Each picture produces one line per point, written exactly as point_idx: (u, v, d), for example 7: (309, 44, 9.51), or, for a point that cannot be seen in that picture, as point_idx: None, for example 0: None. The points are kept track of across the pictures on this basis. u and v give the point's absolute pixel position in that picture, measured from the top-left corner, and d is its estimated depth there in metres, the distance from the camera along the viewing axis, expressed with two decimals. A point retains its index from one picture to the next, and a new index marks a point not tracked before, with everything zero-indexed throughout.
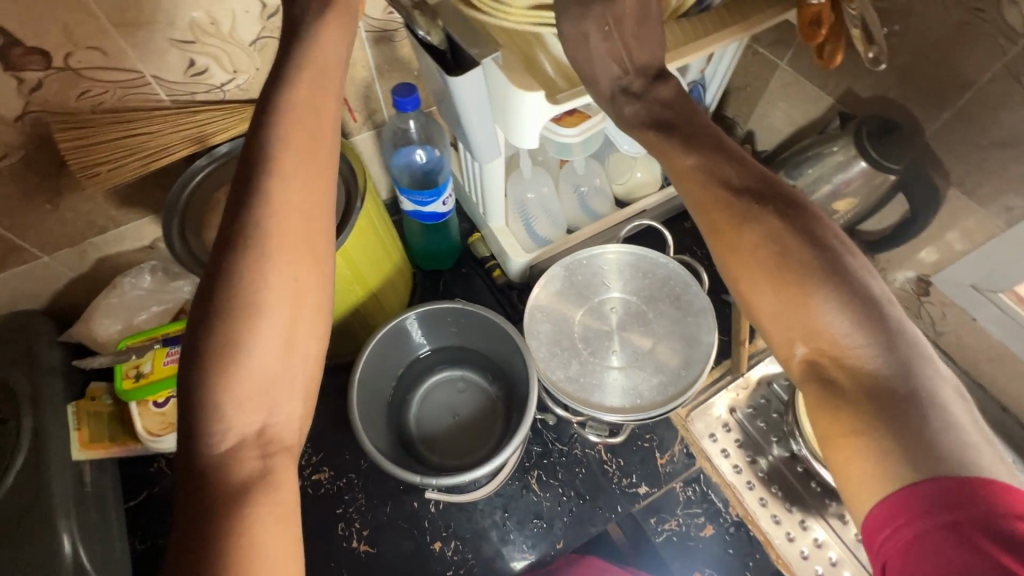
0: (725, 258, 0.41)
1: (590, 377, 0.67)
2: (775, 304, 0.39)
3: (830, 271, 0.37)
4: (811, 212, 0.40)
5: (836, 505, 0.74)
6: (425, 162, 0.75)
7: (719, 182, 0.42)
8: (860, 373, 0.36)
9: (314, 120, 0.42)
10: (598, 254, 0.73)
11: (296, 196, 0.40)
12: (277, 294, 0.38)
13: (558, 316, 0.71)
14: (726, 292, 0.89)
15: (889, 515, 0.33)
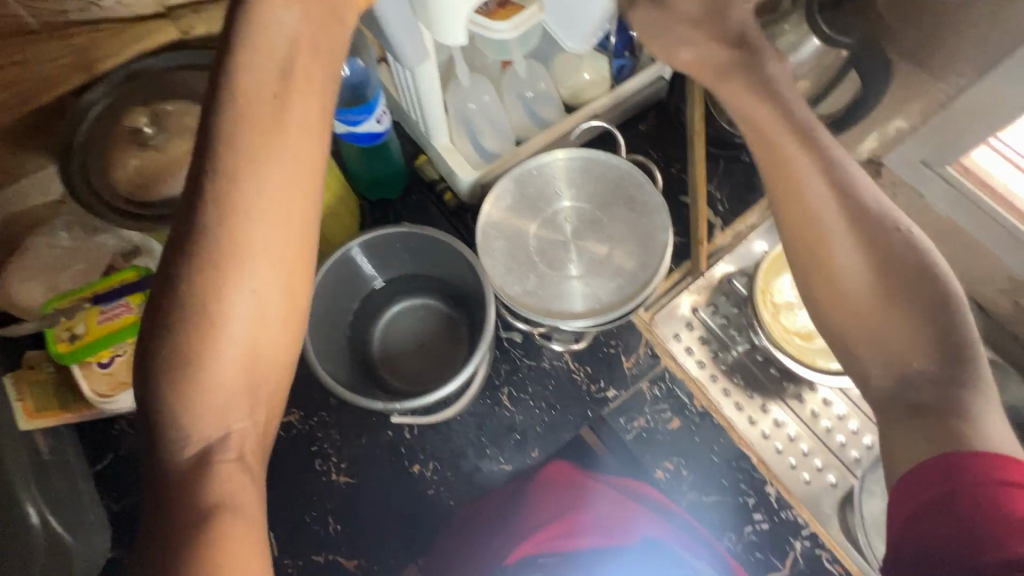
0: (822, 270, 0.49)
1: (553, 291, 0.66)
2: (861, 318, 0.48)
3: (905, 297, 0.46)
4: (912, 244, 0.47)
5: (793, 387, 0.79)
6: (350, 76, 0.68)
7: (835, 199, 0.48)
8: (923, 375, 0.46)
9: (273, 99, 0.37)
10: (545, 165, 0.69)
11: (269, 184, 0.37)
12: (240, 297, 0.36)
13: (512, 231, 0.69)
14: (683, 193, 0.88)
15: (926, 484, 0.43)
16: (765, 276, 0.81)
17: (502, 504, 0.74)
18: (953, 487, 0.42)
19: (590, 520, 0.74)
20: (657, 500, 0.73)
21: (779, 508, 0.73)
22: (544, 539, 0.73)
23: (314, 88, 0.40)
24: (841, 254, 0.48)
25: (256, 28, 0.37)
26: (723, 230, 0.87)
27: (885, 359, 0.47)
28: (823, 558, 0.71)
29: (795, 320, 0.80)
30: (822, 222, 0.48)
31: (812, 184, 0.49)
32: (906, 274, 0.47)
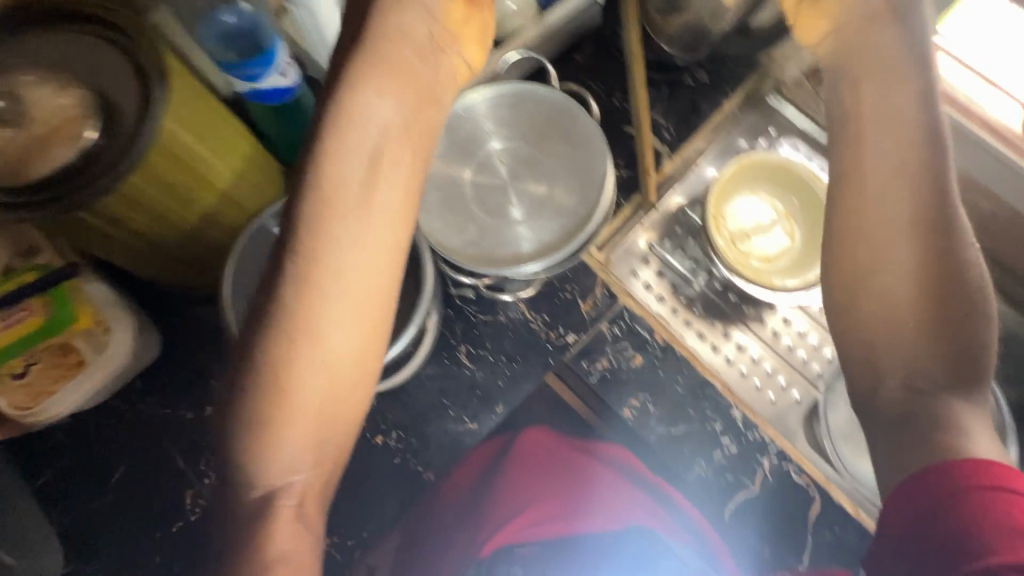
0: (853, 270, 0.52)
1: (496, 240, 0.62)
2: (882, 322, 0.49)
3: (940, 302, 0.47)
4: (968, 269, 0.47)
5: (752, 310, 0.80)
6: (239, 25, 0.60)
7: (898, 208, 0.49)
8: (924, 383, 0.47)
9: (357, 198, 0.48)
10: (473, 106, 0.64)
11: (344, 271, 0.47)
12: (316, 362, 0.47)
13: (445, 180, 0.64)
14: (627, 123, 0.85)
15: (939, 483, 0.43)
16: (719, 202, 0.81)
17: (486, 496, 0.75)
18: (958, 494, 0.42)
19: (575, 513, 0.75)
20: (645, 496, 0.74)
21: (746, 430, 0.73)
22: (524, 527, 0.74)
23: (393, 184, 0.50)
24: (887, 254, 0.49)
25: (340, 133, 0.47)
26: (671, 158, 0.85)
27: (898, 366, 0.48)
28: (791, 472, 0.72)
29: (750, 244, 0.81)
30: (883, 222, 0.50)
31: (887, 193, 0.50)
32: (947, 281, 0.47)
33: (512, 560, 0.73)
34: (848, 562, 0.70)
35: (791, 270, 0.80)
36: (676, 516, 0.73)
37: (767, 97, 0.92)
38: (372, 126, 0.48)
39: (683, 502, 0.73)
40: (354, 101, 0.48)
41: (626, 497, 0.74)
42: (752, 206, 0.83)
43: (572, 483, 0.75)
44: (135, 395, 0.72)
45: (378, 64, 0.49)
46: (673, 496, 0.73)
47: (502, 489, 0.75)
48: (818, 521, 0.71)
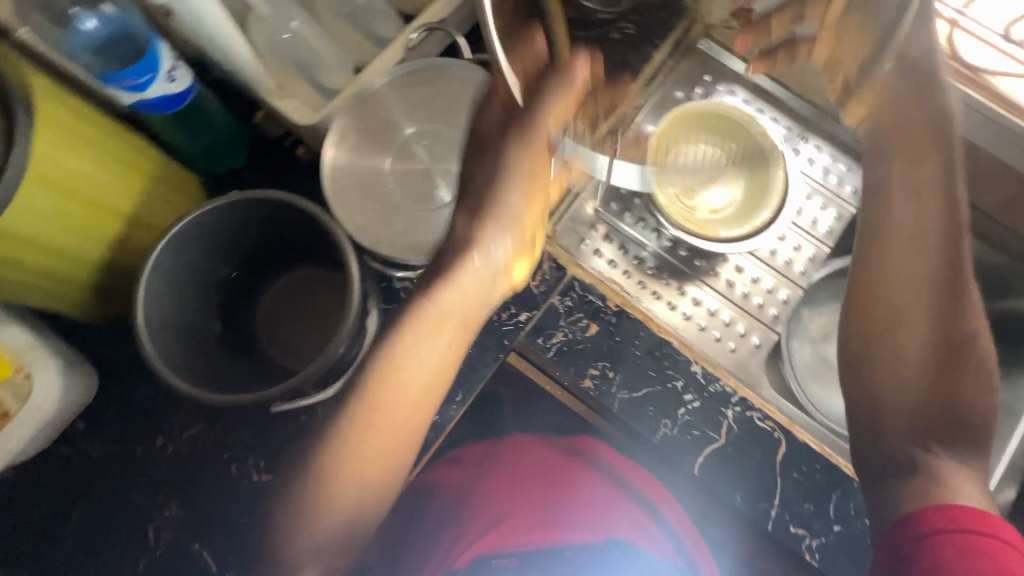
0: (871, 320, 0.56)
1: (426, 227, 0.60)
2: (896, 371, 0.54)
3: (956, 445, 0.52)
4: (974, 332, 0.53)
5: (703, 263, 0.81)
6: (106, 29, 0.56)
7: (928, 270, 0.53)
8: (931, 427, 0.53)
9: (462, 297, 0.51)
10: (377, 88, 0.60)
11: (411, 358, 0.50)
12: (367, 444, 0.49)
13: (365, 172, 0.61)
14: None
15: (911, 525, 0.50)
16: (659, 159, 0.82)
17: (470, 499, 0.77)
18: (938, 533, 0.48)
19: (555, 519, 0.76)
20: (626, 501, 0.76)
21: (707, 383, 0.73)
22: (505, 533, 0.75)
23: (483, 287, 0.52)
24: (909, 315, 0.54)
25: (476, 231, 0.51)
26: (606, 119, 0.83)
27: (907, 407, 0.54)
28: (755, 418, 0.72)
29: (695, 198, 0.81)
30: (913, 280, 0.54)
31: (916, 254, 0.54)
32: (972, 433, 0.52)
33: (488, 569, 0.74)
34: (819, 499, 0.70)
35: (737, 218, 0.80)
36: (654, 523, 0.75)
37: (696, 45, 0.91)
38: (508, 217, 0.51)
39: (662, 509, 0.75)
40: (499, 199, 0.50)
41: (606, 505, 0.77)
42: (694, 159, 0.83)
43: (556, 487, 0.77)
44: (78, 437, 0.68)
45: (513, 166, 0.50)
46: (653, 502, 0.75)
47: (484, 494, 0.77)
48: (785, 462, 0.71)
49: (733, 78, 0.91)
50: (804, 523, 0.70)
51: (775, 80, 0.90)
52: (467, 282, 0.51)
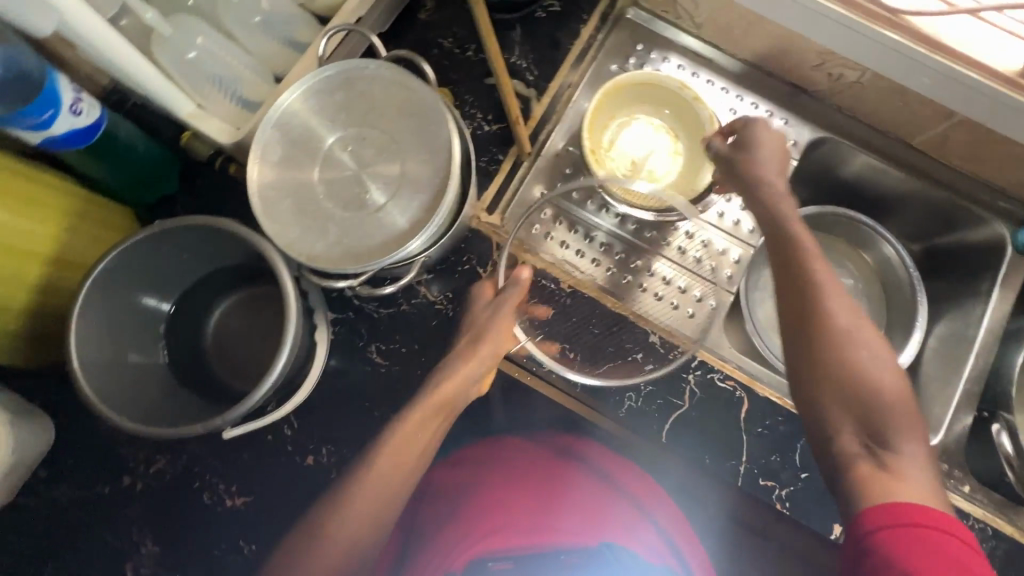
0: (800, 357, 0.54)
1: (360, 235, 0.59)
2: (841, 392, 0.51)
3: (895, 432, 0.50)
4: (872, 362, 0.51)
5: (652, 233, 0.82)
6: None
7: (797, 314, 0.54)
8: (888, 449, 0.50)
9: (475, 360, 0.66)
10: (295, 98, 0.60)
11: (424, 410, 0.62)
12: (364, 492, 0.56)
13: (295, 184, 0.60)
14: (488, 76, 0.82)
15: (870, 520, 0.47)
16: (599, 135, 0.82)
17: (457, 504, 0.69)
18: (894, 526, 0.46)
19: (553, 517, 0.68)
20: (620, 498, 0.69)
21: (666, 351, 0.75)
22: (498, 534, 0.66)
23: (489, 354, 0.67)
24: (836, 331, 0.52)
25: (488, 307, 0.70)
26: (540, 101, 0.83)
27: (856, 419, 0.51)
28: (716, 379, 0.74)
29: (639, 168, 0.83)
30: (797, 324, 0.54)
31: (800, 312, 0.54)
32: (911, 420, 0.51)
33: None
34: (783, 449, 0.73)
35: (680, 184, 0.82)
36: (647, 521, 0.68)
37: (625, 15, 0.90)
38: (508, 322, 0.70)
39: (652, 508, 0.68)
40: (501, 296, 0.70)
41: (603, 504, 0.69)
42: (638, 134, 0.84)
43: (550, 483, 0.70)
44: (42, 485, 0.68)
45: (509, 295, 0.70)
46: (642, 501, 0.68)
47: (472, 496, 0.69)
48: (748, 418, 0.73)
49: (664, 44, 0.91)
50: (772, 474, 0.72)
51: (706, 41, 0.90)
52: (463, 364, 0.65)
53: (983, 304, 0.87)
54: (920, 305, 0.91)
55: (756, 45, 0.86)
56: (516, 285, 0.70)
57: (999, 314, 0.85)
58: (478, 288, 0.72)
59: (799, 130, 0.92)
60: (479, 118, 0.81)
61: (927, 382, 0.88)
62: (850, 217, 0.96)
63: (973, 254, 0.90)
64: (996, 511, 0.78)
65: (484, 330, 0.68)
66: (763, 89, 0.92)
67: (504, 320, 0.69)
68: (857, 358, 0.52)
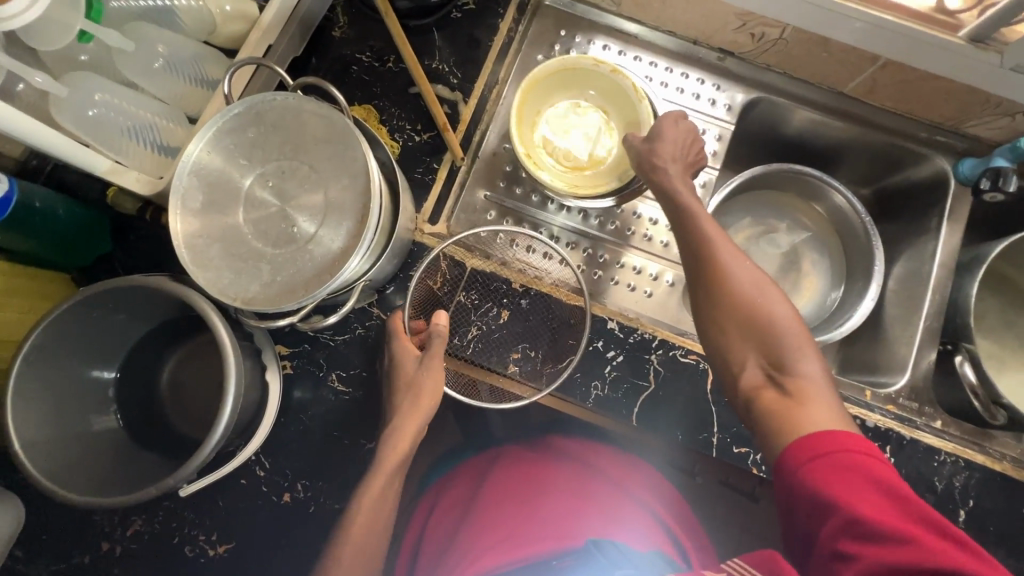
0: (706, 308, 0.60)
1: (293, 270, 0.58)
2: (742, 331, 0.57)
3: (789, 354, 0.55)
4: (770, 301, 0.57)
5: (597, 218, 0.83)
6: None
7: (700, 270, 0.60)
8: (794, 376, 0.54)
9: (413, 405, 0.66)
10: (203, 143, 0.59)
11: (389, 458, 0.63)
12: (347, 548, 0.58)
13: (222, 229, 0.59)
14: (411, 85, 0.81)
15: (790, 454, 0.49)
16: (532, 133, 0.82)
17: (446, 531, 0.69)
18: (813, 456, 0.48)
19: (541, 522, 0.66)
20: (609, 491, 0.72)
21: (627, 336, 0.75)
22: (489, 553, 0.63)
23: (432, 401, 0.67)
24: (732, 278, 0.58)
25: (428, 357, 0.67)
26: (467, 103, 0.82)
27: (758, 353, 0.56)
28: (678, 355, 0.75)
29: (578, 156, 0.83)
30: (700, 280, 0.60)
31: (699, 269, 0.60)
32: (802, 344, 0.55)
33: None
34: None
35: (622, 165, 0.82)
36: (628, 508, 0.70)
37: (542, 3, 0.89)
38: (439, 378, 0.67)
39: (637, 496, 0.71)
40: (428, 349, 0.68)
41: (593, 504, 0.70)
42: (575, 122, 0.84)
43: (536, 488, 0.71)
44: (20, 565, 0.67)
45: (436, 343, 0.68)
46: (631, 494, 0.71)
47: (465, 518, 0.69)
48: (714, 389, 0.74)
49: (586, 25, 0.90)
50: (745, 441, 0.73)
51: (627, 18, 0.89)
52: (408, 411, 0.65)
53: (934, 240, 0.87)
54: (876, 251, 0.90)
55: (675, 15, 0.85)
56: (438, 339, 0.67)
57: (950, 247, 0.85)
58: (400, 347, 0.69)
59: (733, 93, 0.91)
60: (408, 129, 0.79)
61: (891, 324, 0.89)
62: (798, 171, 0.94)
63: (920, 191, 0.91)
64: (969, 442, 0.80)
65: (417, 381, 0.67)
66: (692, 59, 0.91)
67: (435, 382, 0.67)
68: (758, 298, 0.57)
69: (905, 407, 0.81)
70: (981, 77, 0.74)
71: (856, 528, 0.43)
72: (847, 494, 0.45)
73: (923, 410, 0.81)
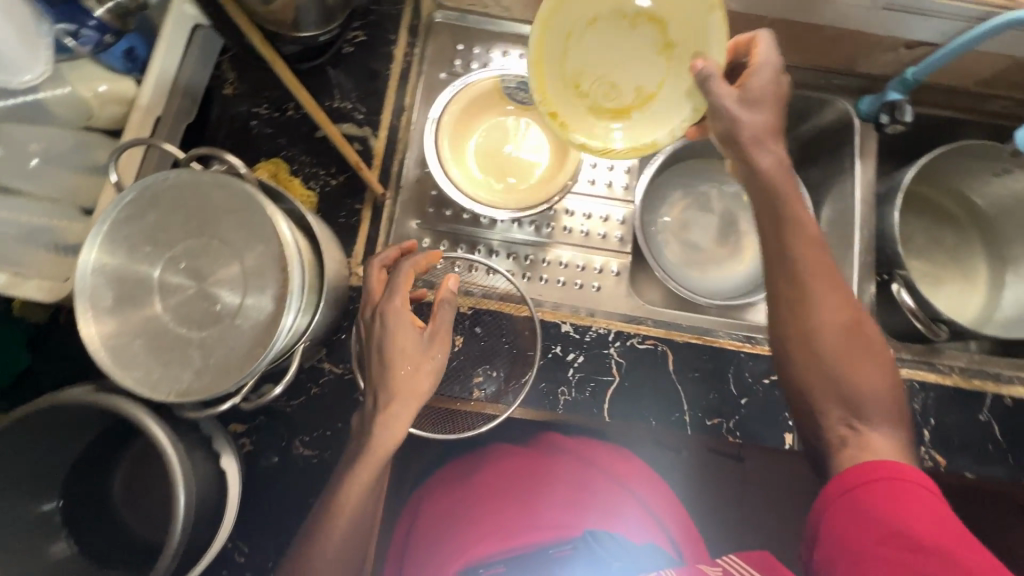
0: (794, 343, 0.57)
1: (223, 349, 0.55)
2: (827, 376, 0.55)
3: (876, 408, 0.53)
4: (869, 357, 0.55)
5: (531, 224, 0.84)
6: None
7: (792, 305, 0.57)
8: (875, 430, 0.52)
9: (417, 370, 0.57)
10: (101, 240, 0.56)
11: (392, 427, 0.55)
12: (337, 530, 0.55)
13: (140, 323, 0.56)
14: (317, 130, 0.79)
15: (856, 472, 0.49)
16: (558, 76, 0.69)
17: (430, 526, 0.65)
18: (879, 477, 0.47)
19: (539, 512, 0.64)
20: (607, 483, 0.69)
21: (582, 335, 0.75)
22: (485, 538, 0.61)
23: (437, 369, 0.58)
24: (831, 323, 0.55)
25: (434, 328, 0.59)
26: (378, 135, 0.81)
27: (840, 401, 0.54)
28: (635, 342, 0.76)
29: (622, 91, 0.70)
30: (796, 316, 0.56)
31: (797, 304, 0.56)
32: (889, 402, 0.54)
33: None
34: (718, 385, 0.76)
35: (682, 96, 0.67)
36: (629, 495, 0.68)
37: (433, 20, 0.88)
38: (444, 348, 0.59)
39: (633, 490, 0.68)
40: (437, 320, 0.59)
41: (590, 491, 0.67)
42: (608, 55, 0.69)
43: (533, 480, 0.68)
44: None
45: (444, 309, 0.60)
46: (624, 489, 0.68)
47: (457, 511, 0.65)
48: (676, 367, 0.76)
49: (482, 35, 0.89)
50: (715, 411, 0.75)
51: (519, 21, 0.89)
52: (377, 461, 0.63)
53: (851, 177, 0.90)
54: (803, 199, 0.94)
55: None
56: (445, 311, 0.59)
57: (868, 181, 0.89)
58: (398, 320, 0.56)
59: None
60: (322, 175, 0.77)
61: None
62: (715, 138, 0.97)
63: (830, 133, 0.94)
64: (922, 361, 0.83)
65: (418, 356, 0.57)
66: None
67: (438, 363, 0.58)
68: (859, 351, 0.55)
69: None
70: (856, 18, 0.77)
71: (891, 537, 0.44)
72: (900, 512, 0.45)
73: None
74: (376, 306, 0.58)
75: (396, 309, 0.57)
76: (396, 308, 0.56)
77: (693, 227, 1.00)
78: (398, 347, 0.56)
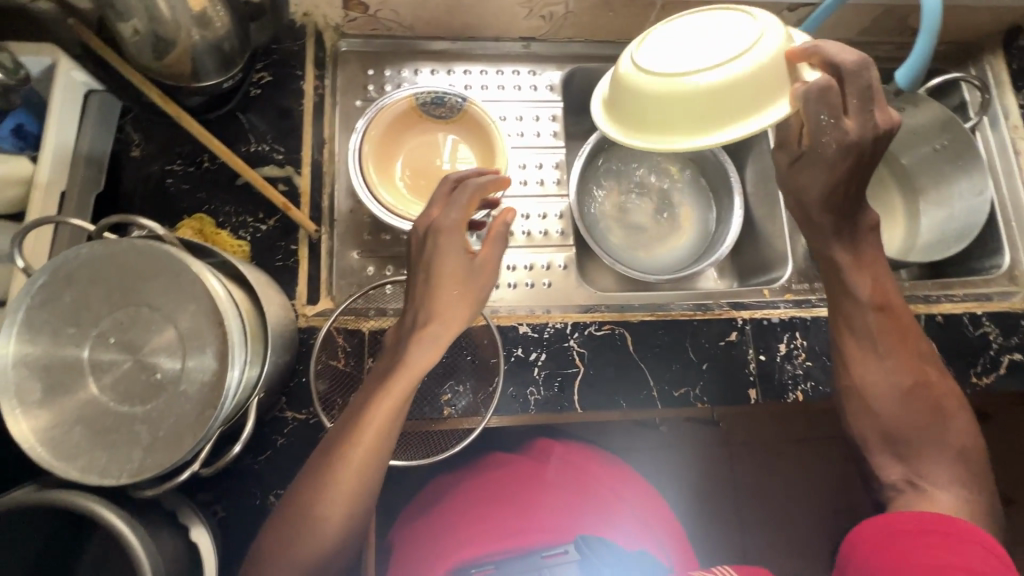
0: (853, 400, 0.66)
1: (171, 419, 0.53)
2: (885, 427, 0.63)
3: (930, 462, 0.60)
4: (936, 422, 0.61)
5: None
6: None
7: (862, 375, 0.66)
8: (930, 483, 0.58)
9: (461, 289, 0.55)
10: (19, 331, 0.53)
11: (432, 337, 0.54)
12: (358, 451, 0.52)
13: (75, 409, 0.53)
14: (238, 178, 0.77)
15: (913, 515, 0.53)
16: None
17: (429, 531, 0.65)
18: (932, 524, 0.51)
19: (538, 515, 0.65)
20: (605, 491, 0.69)
21: (541, 334, 0.76)
22: (477, 541, 0.63)
23: (484, 293, 0.57)
24: (896, 388, 0.63)
25: (483, 259, 0.57)
26: (301, 173, 0.79)
27: (897, 457, 0.62)
28: (593, 331, 0.77)
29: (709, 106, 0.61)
30: (867, 380, 0.65)
31: (864, 369, 0.65)
32: (956, 458, 0.59)
33: None
34: (679, 356, 0.78)
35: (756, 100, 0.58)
36: (624, 505, 0.68)
37: (339, 50, 0.88)
38: (490, 271, 0.57)
39: (633, 498, 0.69)
40: (488, 249, 0.57)
41: (593, 495, 0.68)
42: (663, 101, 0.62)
43: (530, 488, 0.68)
44: None
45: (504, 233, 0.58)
46: (626, 497, 0.69)
47: (461, 505, 0.67)
48: (638, 347, 0.78)
49: (390, 57, 0.89)
50: (681, 381, 0.77)
51: (424, 37, 0.90)
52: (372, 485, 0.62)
53: (765, 138, 0.95)
54: (728, 165, 0.98)
55: (468, 20, 0.87)
56: (500, 240, 0.58)
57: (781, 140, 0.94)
58: (449, 239, 0.56)
59: (549, 74, 0.93)
60: (250, 222, 0.75)
61: (762, 224, 0.96)
62: None
63: None
64: None
65: (465, 283, 0.56)
66: (502, 53, 0.92)
67: (484, 289, 0.57)
68: (927, 415, 0.62)
69: (800, 290, 0.88)
70: None
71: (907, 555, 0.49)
72: (931, 547, 0.49)
73: (815, 287, 0.88)
74: (431, 222, 0.57)
75: (449, 227, 0.56)
76: (450, 227, 0.56)
77: (631, 210, 1.03)
78: (437, 265, 0.55)
